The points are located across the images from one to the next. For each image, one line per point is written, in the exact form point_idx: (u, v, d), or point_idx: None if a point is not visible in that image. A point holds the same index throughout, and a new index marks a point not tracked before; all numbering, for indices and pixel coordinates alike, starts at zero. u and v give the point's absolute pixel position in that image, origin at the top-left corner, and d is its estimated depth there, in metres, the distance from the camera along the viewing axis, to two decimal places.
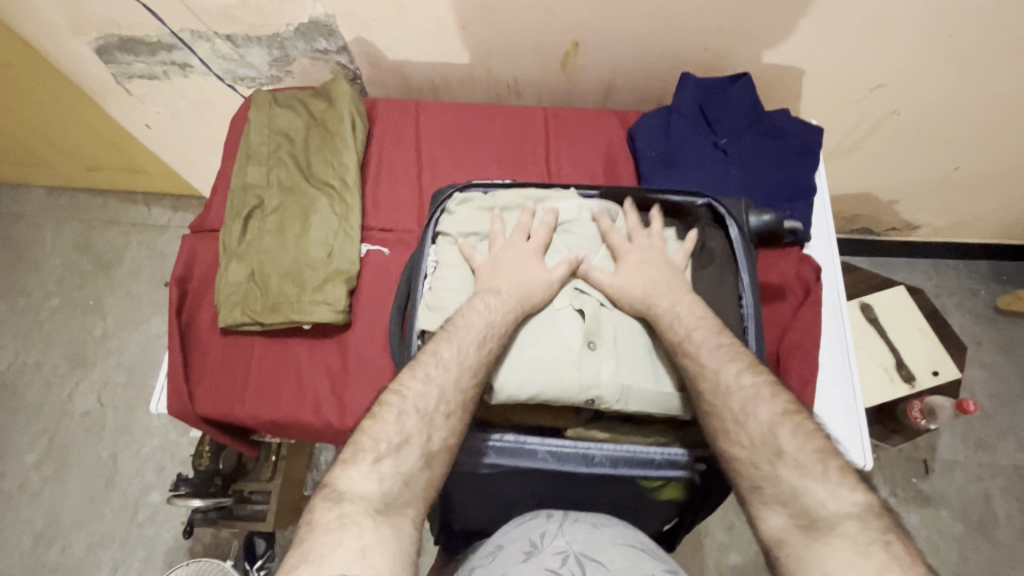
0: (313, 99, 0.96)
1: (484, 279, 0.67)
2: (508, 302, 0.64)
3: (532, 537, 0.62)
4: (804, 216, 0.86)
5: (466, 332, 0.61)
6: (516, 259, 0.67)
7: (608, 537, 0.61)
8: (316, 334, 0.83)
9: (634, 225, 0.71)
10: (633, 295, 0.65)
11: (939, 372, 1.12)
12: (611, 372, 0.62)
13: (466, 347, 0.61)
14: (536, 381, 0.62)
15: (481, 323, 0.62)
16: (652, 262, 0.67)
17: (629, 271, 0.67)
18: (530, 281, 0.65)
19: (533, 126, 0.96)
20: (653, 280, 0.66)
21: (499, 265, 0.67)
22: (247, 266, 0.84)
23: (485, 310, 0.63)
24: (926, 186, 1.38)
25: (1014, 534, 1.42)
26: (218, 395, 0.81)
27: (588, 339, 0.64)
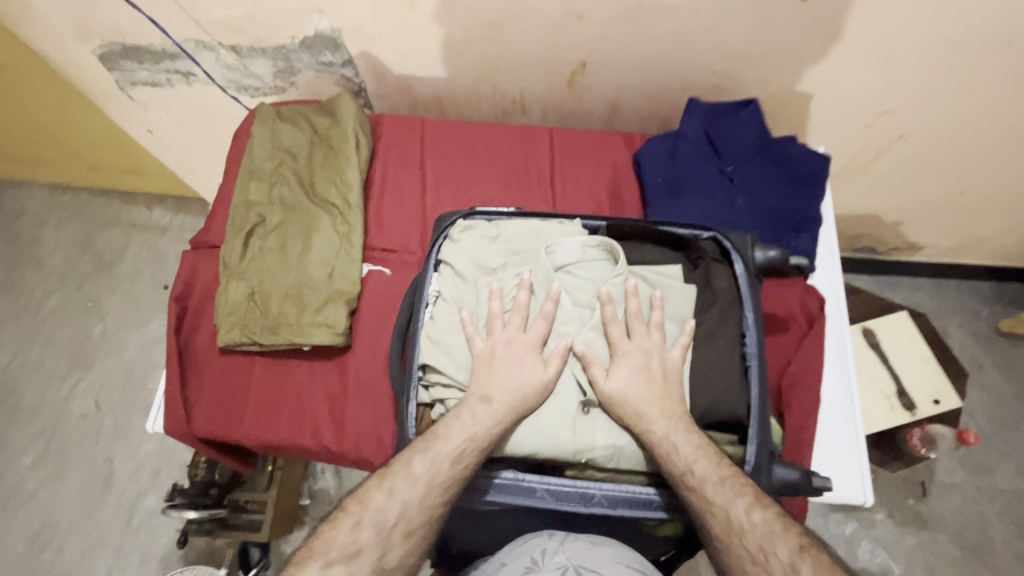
0: (318, 115, 0.95)
1: (481, 377, 0.63)
2: (496, 413, 0.61)
3: (533, 553, 0.60)
4: (809, 246, 0.85)
5: (446, 445, 0.60)
6: (512, 356, 0.63)
7: (607, 552, 0.60)
8: (316, 356, 0.83)
9: (634, 316, 0.65)
10: (628, 409, 0.61)
11: (940, 402, 1.12)
12: (605, 436, 0.61)
13: (444, 459, 0.60)
14: (530, 441, 0.61)
15: (462, 433, 0.60)
16: (647, 371, 0.62)
17: (621, 375, 0.62)
18: (520, 387, 0.61)
19: (538, 147, 0.96)
20: (651, 393, 0.61)
21: (492, 358, 0.63)
22: (247, 285, 0.83)
23: (471, 420, 0.61)
24: (930, 208, 1.37)
25: (1011, 558, 1.42)
26: (215, 415, 0.81)
27: (584, 403, 0.63)
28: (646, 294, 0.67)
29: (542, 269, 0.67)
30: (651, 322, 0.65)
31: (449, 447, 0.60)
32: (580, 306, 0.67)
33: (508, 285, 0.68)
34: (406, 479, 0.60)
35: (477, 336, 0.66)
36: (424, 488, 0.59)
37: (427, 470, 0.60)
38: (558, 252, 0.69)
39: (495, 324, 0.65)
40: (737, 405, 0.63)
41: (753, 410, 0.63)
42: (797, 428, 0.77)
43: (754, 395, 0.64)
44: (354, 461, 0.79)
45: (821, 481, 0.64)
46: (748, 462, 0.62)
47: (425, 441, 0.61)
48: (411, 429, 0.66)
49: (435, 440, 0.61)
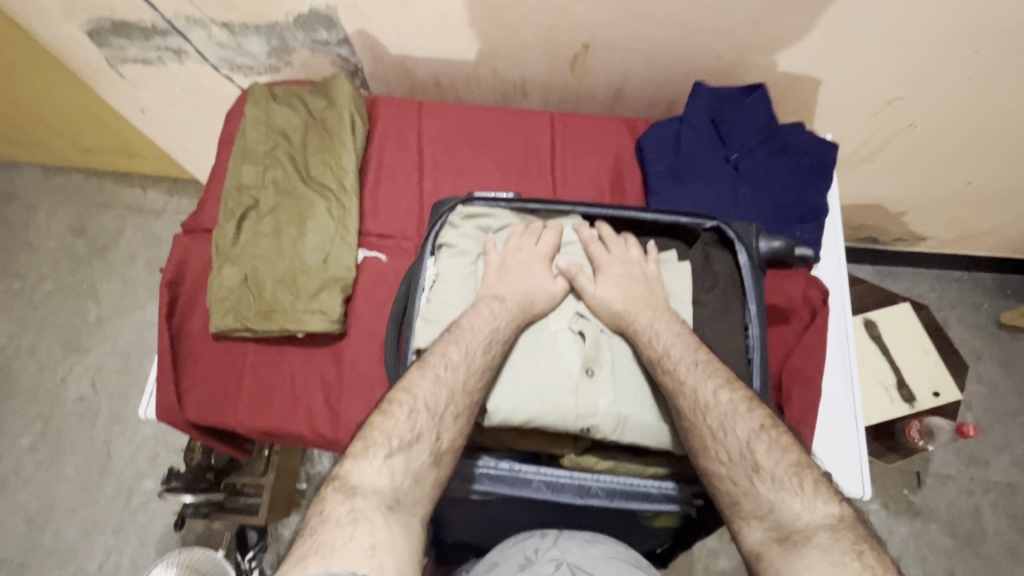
0: (312, 95, 0.93)
1: (493, 282, 0.67)
2: (512, 306, 0.64)
3: (526, 552, 0.60)
4: (814, 237, 0.84)
5: (472, 334, 0.62)
6: (522, 264, 0.67)
7: (601, 549, 0.59)
8: (310, 343, 0.81)
9: (613, 234, 0.70)
10: (615, 310, 0.65)
11: (940, 394, 1.11)
12: (608, 402, 0.61)
13: (474, 348, 0.61)
14: (532, 408, 0.61)
15: (485, 324, 0.63)
16: (629, 276, 0.67)
17: (610, 283, 0.66)
18: (534, 286, 0.66)
19: (539, 131, 0.93)
20: (624, 292, 0.65)
21: (505, 265, 0.67)
22: (240, 270, 0.82)
23: (493, 313, 0.63)
24: (936, 199, 1.35)
25: (1002, 548, 1.43)
26: (209, 402, 0.80)
27: (586, 367, 0.63)
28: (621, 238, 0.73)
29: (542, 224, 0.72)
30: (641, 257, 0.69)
31: (474, 338, 0.62)
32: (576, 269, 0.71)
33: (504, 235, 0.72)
34: None
35: (493, 251, 0.70)
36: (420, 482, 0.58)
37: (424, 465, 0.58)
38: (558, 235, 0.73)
39: (510, 240, 0.70)
40: None
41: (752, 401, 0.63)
42: (797, 420, 0.76)
43: (756, 387, 0.64)
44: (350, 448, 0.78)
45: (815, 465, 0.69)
46: None
47: None
48: None
49: (459, 333, 0.63)
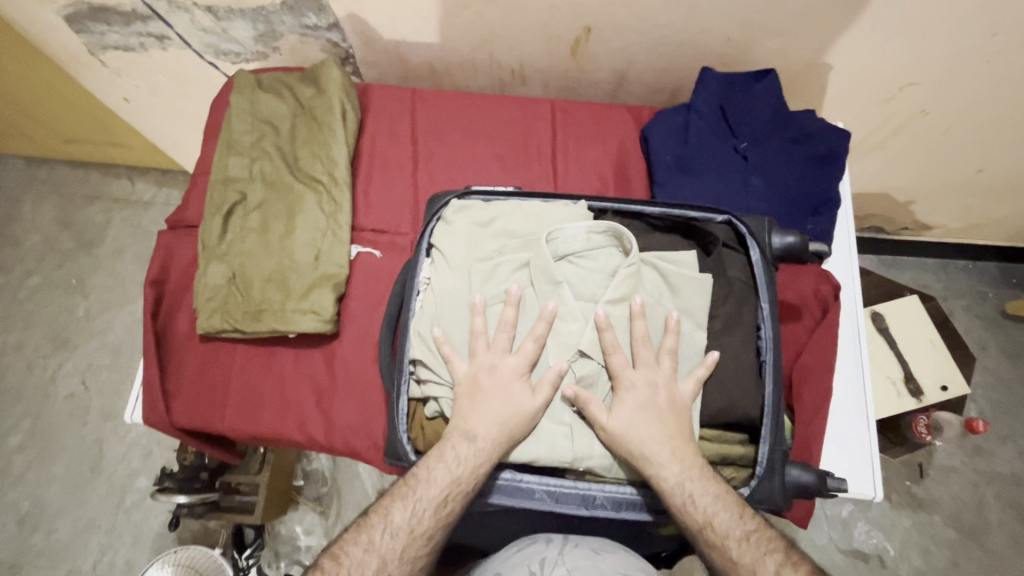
0: (300, 83, 0.88)
1: (464, 409, 0.58)
2: (482, 450, 0.56)
3: (532, 565, 0.58)
4: (826, 230, 0.80)
5: (427, 490, 0.56)
6: (497, 386, 0.57)
7: (610, 562, 0.58)
8: (301, 344, 0.78)
9: (641, 341, 0.59)
10: (630, 447, 0.56)
11: (948, 387, 1.09)
12: (604, 445, 0.57)
13: (421, 510, 0.56)
14: (524, 447, 0.58)
15: (444, 477, 0.56)
16: (654, 407, 0.56)
17: (624, 408, 0.57)
18: (505, 417, 0.56)
19: (538, 121, 0.89)
20: (659, 430, 0.56)
21: (473, 382, 0.58)
22: (227, 269, 0.78)
23: (453, 461, 0.56)
24: (945, 187, 1.32)
25: (1004, 540, 1.43)
26: (197, 407, 0.76)
27: (579, 409, 0.59)
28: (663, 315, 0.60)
29: (535, 274, 0.60)
30: (662, 348, 0.59)
31: (427, 492, 0.56)
32: (583, 301, 0.61)
33: (496, 291, 0.62)
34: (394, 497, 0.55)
35: (456, 357, 0.60)
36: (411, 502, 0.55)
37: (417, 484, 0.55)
38: (560, 239, 0.62)
39: (477, 345, 0.60)
40: (748, 405, 0.59)
41: (766, 409, 0.59)
42: (807, 422, 0.73)
43: (769, 391, 0.59)
44: (345, 453, 0.76)
45: (836, 483, 0.61)
46: (759, 464, 0.58)
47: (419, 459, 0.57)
48: (403, 427, 0.62)
49: (416, 484, 0.57)
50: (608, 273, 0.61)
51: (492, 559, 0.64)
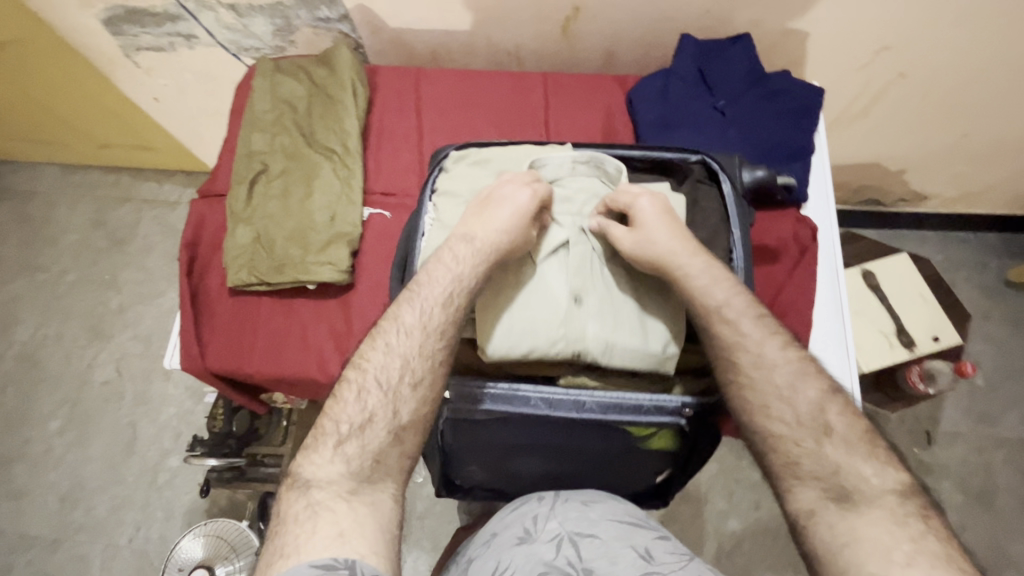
0: (315, 66, 0.97)
1: (472, 219, 0.65)
2: (479, 249, 0.63)
3: (525, 522, 0.68)
4: (802, 177, 0.85)
5: (430, 289, 0.61)
6: (507, 198, 0.65)
7: (596, 512, 0.68)
8: (321, 294, 0.86)
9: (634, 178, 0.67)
10: (654, 250, 0.63)
11: (940, 338, 1.12)
12: (597, 329, 0.63)
13: (430, 306, 0.60)
14: (523, 338, 0.63)
15: (446, 272, 0.62)
16: (665, 217, 0.65)
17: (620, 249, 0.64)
18: (506, 223, 0.63)
19: (532, 91, 0.97)
20: (673, 236, 0.64)
21: (480, 205, 0.66)
22: (253, 230, 0.87)
23: (456, 265, 0.62)
24: (934, 154, 1.36)
25: (1014, 504, 1.43)
26: (228, 353, 0.83)
27: (574, 295, 0.64)
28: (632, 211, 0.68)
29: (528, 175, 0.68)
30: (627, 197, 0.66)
31: (432, 293, 0.61)
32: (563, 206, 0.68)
33: None
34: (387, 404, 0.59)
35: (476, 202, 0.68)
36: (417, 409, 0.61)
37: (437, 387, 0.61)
38: (549, 166, 0.70)
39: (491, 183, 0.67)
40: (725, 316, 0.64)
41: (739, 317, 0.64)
42: None
43: (740, 304, 0.64)
44: None
45: None
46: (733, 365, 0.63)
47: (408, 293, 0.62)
48: None
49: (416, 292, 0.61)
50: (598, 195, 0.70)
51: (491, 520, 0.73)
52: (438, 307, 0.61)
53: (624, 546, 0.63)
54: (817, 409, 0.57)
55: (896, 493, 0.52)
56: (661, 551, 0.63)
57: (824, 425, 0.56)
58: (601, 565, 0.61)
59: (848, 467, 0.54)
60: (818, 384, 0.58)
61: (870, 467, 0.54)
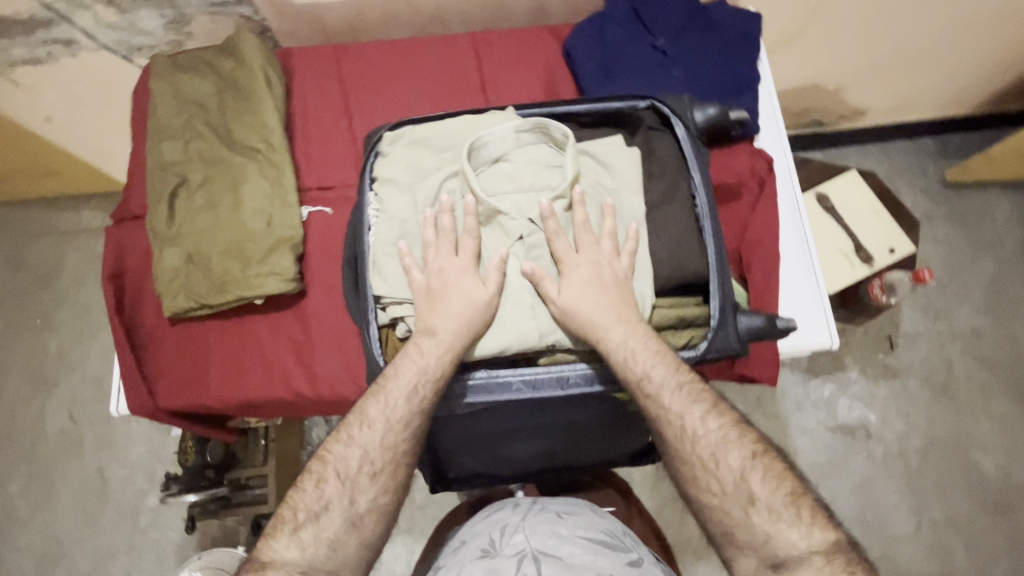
0: (219, 57, 0.87)
1: (423, 312, 0.60)
2: (444, 342, 0.59)
3: (493, 534, 0.70)
4: (752, 107, 0.83)
5: (395, 384, 0.60)
6: (450, 281, 0.60)
7: (564, 528, 0.69)
8: (271, 307, 0.79)
9: (581, 226, 0.61)
10: (580, 318, 0.59)
11: (895, 249, 1.15)
12: (567, 313, 0.60)
13: (395, 401, 0.60)
14: (494, 334, 0.60)
15: (412, 369, 0.59)
16: (599, 280, 0.59)
17: (573, 287, 0.59)
18: (466, 312, 0.59)
19: (462, 54, 0.90)
20: (604, 301, 0.59)
21: (427, 291, 0.60)
22: (182, 249, 0.79)
23: (418, 356, 0.59)
24: (870, 67, 1.36)
25: (973, 389, 1.53)
26: (183, 387, 0.77)
27: (538, 286, 0.61)
28: (597, 202, 0.63)
29: (472, 184, 0.61)
30: (603, 232, 0.61)
31: (398, 386, 0.60)
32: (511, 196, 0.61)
33: (443, 175, 0.63)
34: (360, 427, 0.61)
35: (416, 268, 0.61)
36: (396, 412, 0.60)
37: (415, 372, 0.59)
38: (491, 143, 0.62)
39: (429, 253, 0.61)
40: (696, 265, 0.62)
41: (711, 265, 0.61)
42: (760, 287, 0.78)
43: (711, 250, 0.62)
44: (334, 403, 0.77)
45: (786, 323, 0.62)
46: (713, 316, 0.60)
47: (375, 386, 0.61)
48: (378, 350, 0.62)
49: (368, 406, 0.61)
50: (554, 165, 0.63)
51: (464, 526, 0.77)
52: (420, 396, 0.60)
53: (588, 568, 0.62)
54: (738, 473, 0.59)
55: (823, 555, 0.55)
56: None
57: (748, 494, 0.58)
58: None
59: (769, 524, 0.56)
60: (741, 452, 0.59)
61: (799, 537, 0.56)
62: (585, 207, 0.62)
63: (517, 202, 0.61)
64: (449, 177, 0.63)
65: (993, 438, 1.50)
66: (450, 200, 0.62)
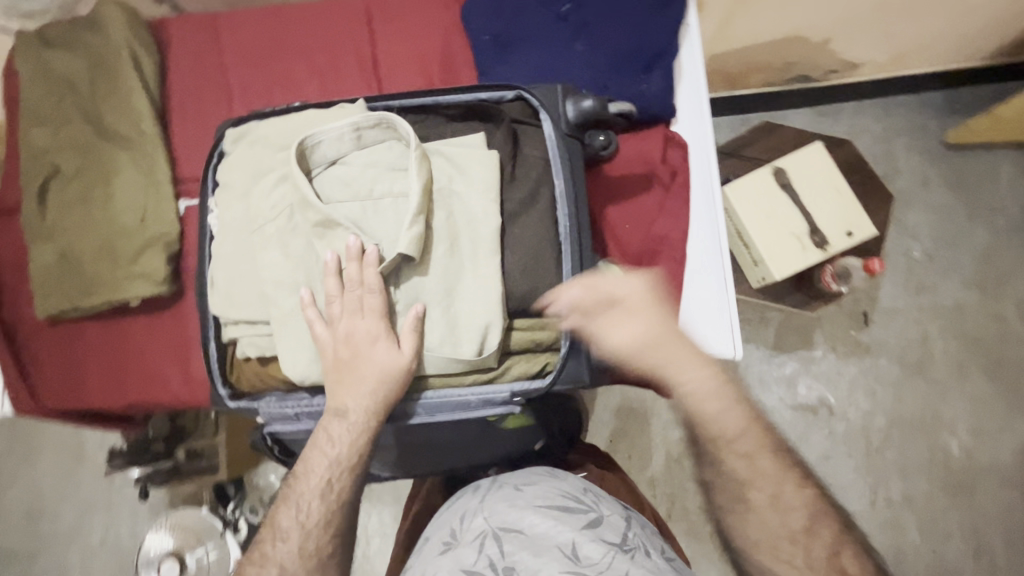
0: (83, 30, 0.78)
1: (333, 385, 0.55)
2: (358, 424, 0.54)
3: (452, 524, 0.60)
4: (664, 87, 0.73)
5: (306, 484, 0.56)
6: (357, 351, 0.53)
7: (528, 499, 0.59)
8: (148, 309, 0.77)
9: (587, 272, 0.56)
10: (642, 358, 0.54)
11: (854, 232, 1.06)
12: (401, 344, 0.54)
13: (329, 477, 0.55)
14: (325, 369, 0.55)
15: (321, 464, 0.55)
16: (640, 304, 0.55)
17: (613, 321, 0.54)
18: (377, 387, 0.53)
19: (351, 25, 0.81)
20: (651, 328, 0.54)
21: (336, 359, 0.54)
22: (56, 247, 0.75)
23: (327, 451, 0.55)
24: (856, 18, 1.10)
25: (951, 369, 1.31)
26: (63, 388, 0.77)
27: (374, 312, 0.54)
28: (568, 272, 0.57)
29: (303, 190, 0.53)
30: (603, 270, 0.57)
31: (308, 485, 0.56)
32: (347, 204, 0.55)
33: (275, 183, 0.56)
34: (275, 540, 0.55)
35: (319, 321, 0.55)
36: (314, 503, 0.55)
37: (327, 465, 0.56)
38: (325, 143, 0.55)
39: (334, 307, 0.54)
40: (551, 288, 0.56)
41: (566, 289, 0.56)
42: None
43: (567, 271, 0.56)
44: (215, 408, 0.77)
45: None
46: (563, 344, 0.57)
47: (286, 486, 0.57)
48: (219, 372, 0.60)
49: (298, 482, 0.56)
50: (400, 169, 0.56)
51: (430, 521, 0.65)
52: (337, 485, 0.56)
53: (551, 544, 0.54)
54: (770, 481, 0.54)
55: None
56: (588, 544, 0.54)
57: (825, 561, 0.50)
58: (523, 560, 0.53)
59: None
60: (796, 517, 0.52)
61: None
62: (428, 215, 0.54)
63: (352, 213, 0.54)
64: (280, 185, 0.56)
65: (969, 421, 1.29)
66: (336, 257, 0.54)
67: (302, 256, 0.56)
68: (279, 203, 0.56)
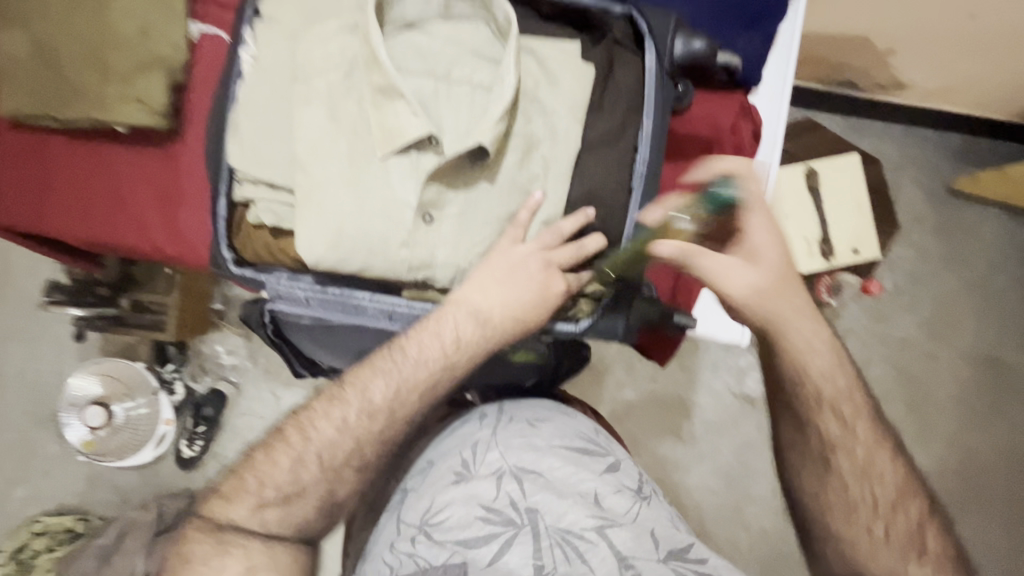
0: None
1: (476, 285, 0.51)
2: (489, 334, 0.51)
3: (464, 453, 0.59)
4: (758, 51, 0.68)
5: (411, 364, 0.52)
6: (523, 264, 0.51)
7: (543, 437, 0.59)
8: (136, 140, 0.67)
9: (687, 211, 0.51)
10: (748, 291, 0.52)
11: (858, 251, 1.08)
12: (445, 252, 0.52)
13: (434, 370, 0.52)
14: (358, 256, 0.51)
15: (436, 358, 0.51)
16: (775, 244, 0.52)
17: (755, 254, 0.52)
18: (531, 302, 0.51)
19: None
20: (777, 268, 0.52)
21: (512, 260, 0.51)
22: (28, 34, 0.62)
23: (444, 341, 0.51)
24: (929, 35, 0.97)
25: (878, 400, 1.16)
26: (22, 203, 0.68)
27: (423, 210, 0.51)
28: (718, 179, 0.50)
29: (377, 48, 0.47)
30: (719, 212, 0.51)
31: (412, 372, 0.52)
32: (421, 79, 0.49)
33: (344, 31, 0.50)
34: (350, 402, 0.52)
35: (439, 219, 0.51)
36: (409, 387, 0.52)
37: (437, 352, 0.51)
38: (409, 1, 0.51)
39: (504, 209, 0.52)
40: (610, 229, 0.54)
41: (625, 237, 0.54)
42: None
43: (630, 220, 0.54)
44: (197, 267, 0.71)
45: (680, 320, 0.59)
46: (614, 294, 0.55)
47: (387, 360, 0.52)
48: (223, 234, 0.53)
49: (405, 346, 0.52)
50: (485, 57, 0.50)
51: (427, 444, 0.63)
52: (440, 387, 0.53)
53: (572, 488, 0.56)
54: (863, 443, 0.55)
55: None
56: (611, 495, 0.56)
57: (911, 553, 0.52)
58: (546, 503, 0.54)
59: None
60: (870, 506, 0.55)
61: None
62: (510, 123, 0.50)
63: (421, 91, 0.49)
64: (349, 35, 0.50)
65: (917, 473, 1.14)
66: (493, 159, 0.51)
67: (350, 122, 0.50)
68: (347, 57, 0.50)
